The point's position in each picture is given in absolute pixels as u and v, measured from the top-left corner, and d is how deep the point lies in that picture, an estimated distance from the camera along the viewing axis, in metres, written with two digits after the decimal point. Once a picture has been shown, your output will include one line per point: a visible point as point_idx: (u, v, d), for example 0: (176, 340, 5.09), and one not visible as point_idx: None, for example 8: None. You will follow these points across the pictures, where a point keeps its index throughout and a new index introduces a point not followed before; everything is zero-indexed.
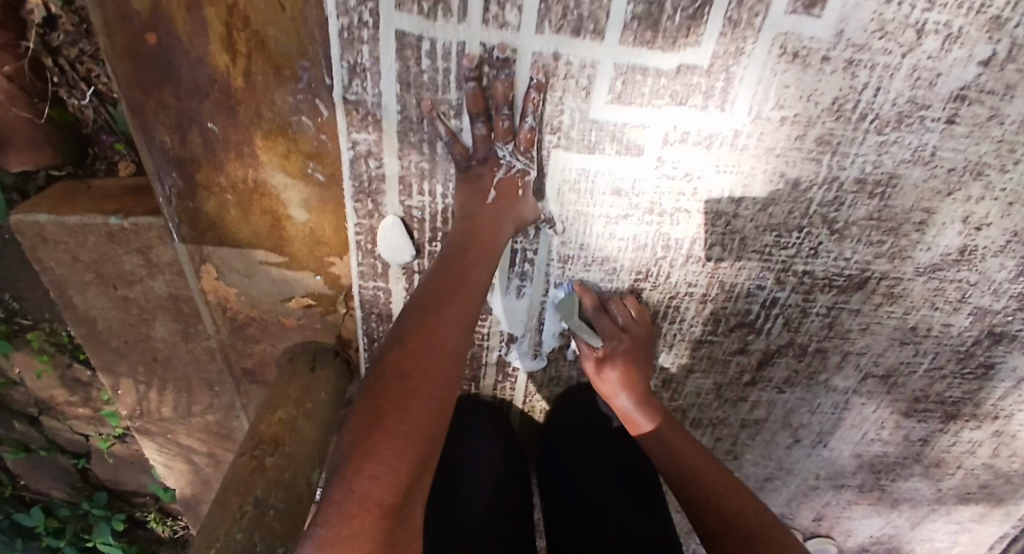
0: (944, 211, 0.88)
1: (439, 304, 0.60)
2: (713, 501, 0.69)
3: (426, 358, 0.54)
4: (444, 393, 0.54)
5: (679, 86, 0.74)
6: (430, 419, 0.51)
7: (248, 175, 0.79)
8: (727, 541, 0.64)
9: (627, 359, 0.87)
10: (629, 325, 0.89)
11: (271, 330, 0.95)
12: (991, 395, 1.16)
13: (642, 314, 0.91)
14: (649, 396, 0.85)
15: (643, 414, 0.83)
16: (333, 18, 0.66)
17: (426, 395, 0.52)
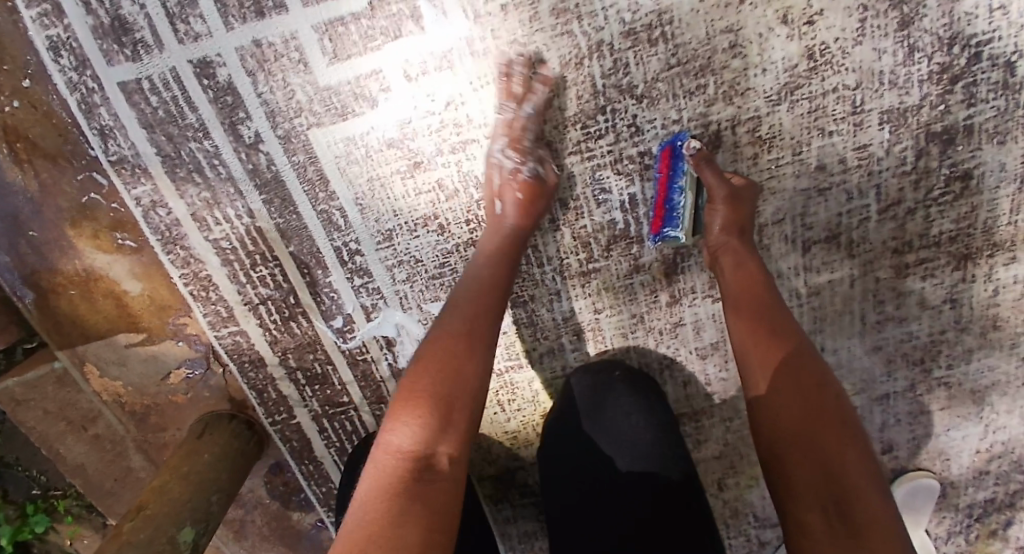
0: (750, 22, 0.77)
1: (466, 310, 0.68)
2: (811, 412, 0.61)
3: (462, 326, 0.66)
4: (482, 347, 0.64)
5: (384, 20, 0.74)
6: (469, 362, 0.62)
7: (78, 267, 0.87)
8: (816, 490, 0.56)
9: (733, 222, 0.78)
10: (741, 190, 0.79)
11: (170, 412, 0.96)
12: (999, 212, 0.93)
13: (757, 264, 0.77)
14: (767, 295, 0.74)
15: (743, 332, 0.72)
16: (69, 94, 0.76)
17: (470, 362, 0.62)
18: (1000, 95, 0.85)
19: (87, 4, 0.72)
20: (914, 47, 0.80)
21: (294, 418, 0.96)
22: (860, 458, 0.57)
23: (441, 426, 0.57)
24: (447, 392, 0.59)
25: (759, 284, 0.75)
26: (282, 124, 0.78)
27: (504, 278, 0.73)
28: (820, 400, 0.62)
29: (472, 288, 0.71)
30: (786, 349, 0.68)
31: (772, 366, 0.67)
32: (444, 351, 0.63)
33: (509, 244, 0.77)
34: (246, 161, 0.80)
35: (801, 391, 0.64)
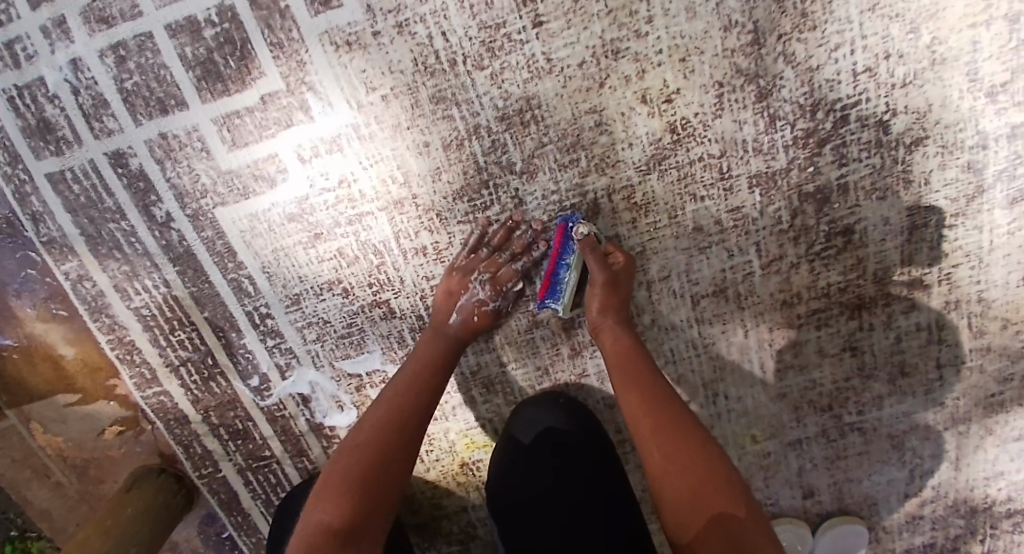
0: (612, 103, 0.84)
1: (382, 417, 0.79)
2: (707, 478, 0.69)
3: (385, 430, 0.77)
4: (394, 460, 0.74)
5: (276, 112, 0.83)
6: (393, 467, 0.74)
7: (20, 334, 0.95)
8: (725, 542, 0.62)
9: (609, 303, 0.87)
10: (619, 271, 0.87)
11: (105, 467, 1.03)
12: (889, 263, 0.96)
13: (631, 339, 0.86)
14: (648, 373, 0.82)
15: (636, 406, 0.79)
16: (4, 185, 0.86)
17: (392, 465, 0.74)
18: (874, 154, 0.89)
19: (16, 109, 0.84)
20: (775, 117, 0.87)
21: (220, 471, 1.03)
22: (752, 512, 0.66)
23: (361, 514, 0.68)
24: (368, 488, 0.71)
25: (638, 361, 0.83)
26: (190, 204, 0.87)
27: (432, 379, 0.84)
28: (708, 469, 0.70)
29: (399, 383, 0.83)
30: (680, 423, 0.75)
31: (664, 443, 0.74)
32: (371, 449, 0.74)
33: (442, 349, 0.87)
34: (159, 237, 0.88)
35: (696, 459, 0.71)
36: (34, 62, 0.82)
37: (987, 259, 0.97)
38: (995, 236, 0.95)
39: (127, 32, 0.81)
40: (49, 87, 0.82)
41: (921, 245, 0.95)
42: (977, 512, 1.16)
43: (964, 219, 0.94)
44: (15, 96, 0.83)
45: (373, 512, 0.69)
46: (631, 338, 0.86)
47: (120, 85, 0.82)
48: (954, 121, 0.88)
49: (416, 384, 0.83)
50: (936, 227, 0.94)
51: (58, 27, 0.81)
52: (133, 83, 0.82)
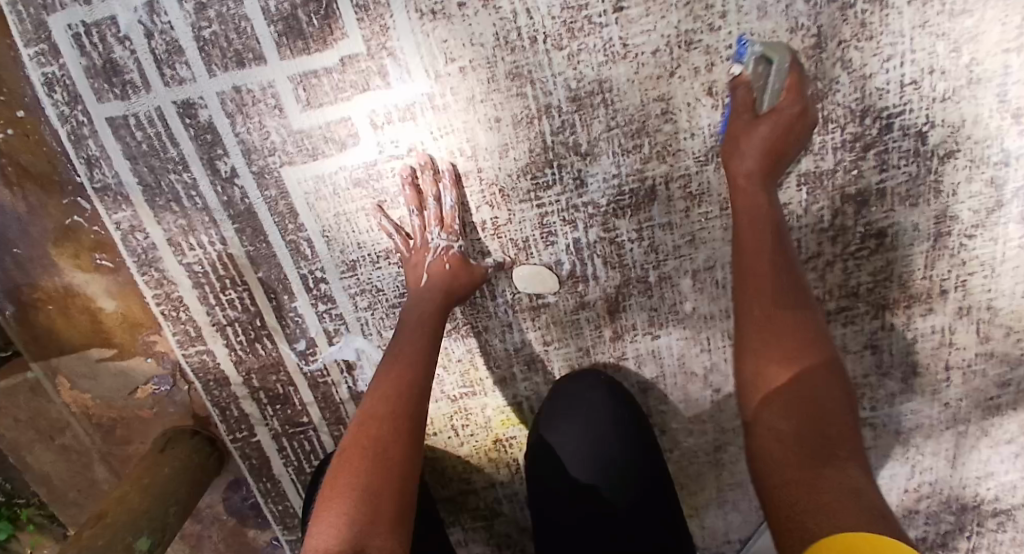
0: (679, 93, 0.87)
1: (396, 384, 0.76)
2: (798, 376, 0.67)
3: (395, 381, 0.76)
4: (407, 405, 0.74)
5: (354, 75, 0.83)
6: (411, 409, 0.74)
7: (57, 284, 0.91)
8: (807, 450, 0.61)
9: (765, 166, 0.80)
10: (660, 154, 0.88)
11: (134, 426, 1.01)
12: (913, 267, 1.03)
13: (800, 104, 0.80)
14: (784, 266, 0.74)
15: (766, 276, 0.73)
16: (60, 125, 0.83)
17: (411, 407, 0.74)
18: (911, 163, 0.95)
19: (81, 47, 0.80)
20: (827, 119, 0.92)
21: (255, 436, 1.02)
22: (865, 462, 0.60)
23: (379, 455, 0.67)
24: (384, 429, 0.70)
25: (771, 264, 0.74)
26: (257, 161, 0.86)
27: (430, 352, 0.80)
28: (820, 387, 0.66)
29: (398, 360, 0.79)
30: (801, 322, 0.70)
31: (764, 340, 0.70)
32: (384, 408, 0.73)
33: (431, 310, 0.85)
34: (221, 193, 0.87)
35: (799, 339, 0.69)
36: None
37: (1000, 270, 1.05)
38: (1013, 248, 1.03)
39: None
40: (120, 27, 0.79)
41: (946, 252, 1.02)
42: (967, 510, 1.26)
43: (988, 229, 1.02)
44: (80, 33, 0.79)
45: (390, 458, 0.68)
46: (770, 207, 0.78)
47: (198, 33, 0.80)
48: (984, 138, 0.95)
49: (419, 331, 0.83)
50: (961, 236, 1.01)
51: None
52: (212, 32, 0.80)
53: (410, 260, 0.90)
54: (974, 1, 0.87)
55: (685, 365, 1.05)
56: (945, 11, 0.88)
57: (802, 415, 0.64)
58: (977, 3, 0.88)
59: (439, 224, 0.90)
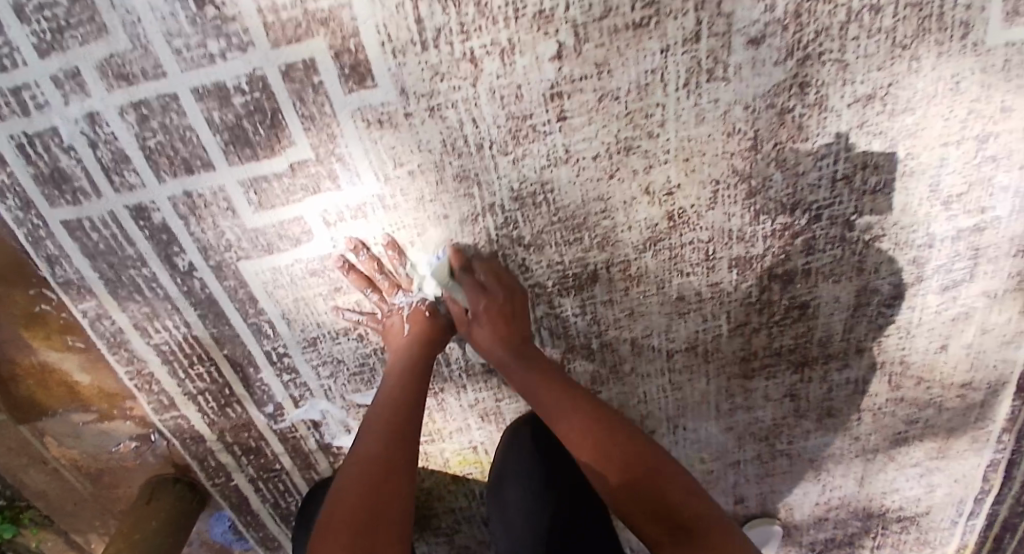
0: (618, 192, 0.91)
1: (381, 436, 0.81)
2: (638, 478, 0.79)
3: (391, 424, 0.83)
4: (403, 450, 0.81)
5: (304, 179, 0.85)
6: (406, 452, 0.81)
7: (31, 361, 0.97)
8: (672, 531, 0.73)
9: None
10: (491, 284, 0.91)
11: (120, 473, 1.11)
12: (835, 331, 1.12)
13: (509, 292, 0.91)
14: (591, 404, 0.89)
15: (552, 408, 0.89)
16: (15, 227, 0.86)
17: (405, 449, 0.81)
18: (837, 247, 1.01)
19: (26, 156, 0.81)
20: (760, 211, 0.95)
21: (232, 480, 1.12)
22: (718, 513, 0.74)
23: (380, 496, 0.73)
24: (379, 471, 0.76)
25: (549, 377, 0.91)
26: (214, 257, 0.90)
27: (414, 396, 0.87)
28: (671, 482, 0.78)
29: (383, 410, 0.85)
30: (585, 433, 0.85)
31: (630, 485, 0.79)
32: (381, 452, 0.79)
33: (414, 358, 0.92)
34: (181, 284, 0.91)
35: (627, 452, 0.83)
36: (45, 111, 0.78)
37: (916, 332, 1.13)
38: (931, 314, 1.11)
39: (149, 92, 0.77)
40: (63, 137, 0.80)
41: (867, 318, 1.11)
42: (872, 516, 1.44)
43: (908, 299, 1.09)
44: (23, 142, 0.80)
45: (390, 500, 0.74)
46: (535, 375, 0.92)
47: (144, 143, 0.81)
48: (912, 224, 0.99)
49: (410, 380, 0.89)
50: (882, 305, 1.09)
51: (71, 78, 0.76)
52: (157, 142, 0.81)
53: (388, 317, 0.96)
54: (916, 102, 0.86)
55: (624, 413, 1.17)
56: (885, 112, 0.87)
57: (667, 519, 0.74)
58: (919, 102, 0.86)
59: (372, 289, 0.94)
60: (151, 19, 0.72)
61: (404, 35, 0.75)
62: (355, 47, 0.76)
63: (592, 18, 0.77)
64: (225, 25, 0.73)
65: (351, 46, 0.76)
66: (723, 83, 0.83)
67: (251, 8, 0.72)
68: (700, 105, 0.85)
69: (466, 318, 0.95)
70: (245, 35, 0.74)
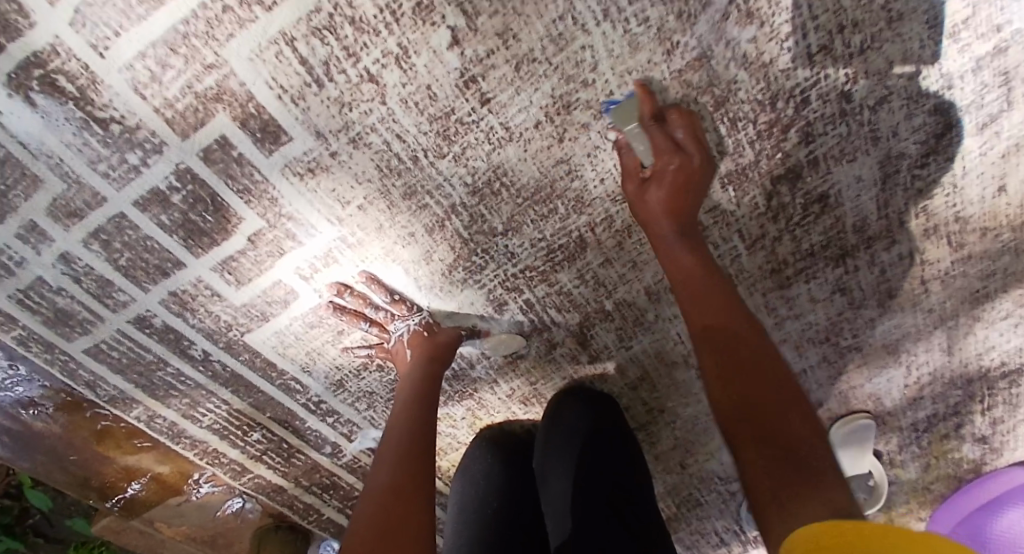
0: (573, 153, 0.85)
1: (392, 459, 0.77)
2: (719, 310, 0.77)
3: (401, 444, 0.79)
4: (419, 461, 0.77)
5: (267, 247, 0.87)
6: (426, 466, 0.77)
7: (117, 466, 1.09)
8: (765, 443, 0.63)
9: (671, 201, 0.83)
10: (442, 348, 0.96)
11: (230, 533, 1.24)
12: (868, 212, 1.00)
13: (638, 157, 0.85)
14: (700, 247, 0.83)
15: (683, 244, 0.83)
16: (51, 366, 0.96)
17: (423, 463, 0.77)
18: (838, 124, 0.88)
19: (29, 306, 0.89)
20: (737, 119, 0.86)
21: (324, 513, 1.22)
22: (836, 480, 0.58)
23: (398, 511, 0.69)
24: (395, 487, 0.72)
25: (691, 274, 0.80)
26: (221, 338, 0.95)
27: (423, 416, 0.84)
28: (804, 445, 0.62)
29: (394, 435, 0.82)
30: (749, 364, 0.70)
31: (772, 492, 0.59)
32: (399, 468, 0.75)
33: (416, 383, 0.91)
34: (204, 369, 0.98)
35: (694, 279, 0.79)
36: (25, 265, 0.85)
37: (965, 184, 0.98)
38: (974, 162, 0.95)
39: (100, 219, 0.81)
40: (50, 281, 0.87)
41: (898, 188, 0.97)
42: (976, 381, 1.32)
43: (942, 153, 0.94)
44: (20, 297, 0.88)
45: (415, 514, 0.69)
46: (687, 252, 0.82)
47: (116, 263, 0.85)
48: (915, 73, 0.84)
49: (416, 405, 0.87)
50: (912, 169, 0.95)
51: (32, 231, 0.82)
52: (127, 258, 0.85)
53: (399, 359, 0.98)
54: None
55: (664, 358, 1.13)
56: None
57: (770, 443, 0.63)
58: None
59: (368, 320, 0.97)
60: (71, 155, 0.75)
61: (297, 82, 0.73)
62: (257, 110, 0.74)
63: None
64: (134, 136, 0.74)
65: (252, 110, 0.74)
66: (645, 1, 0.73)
67: (147, 110, 0.72)
68: (630, 32, 0.75)
69: (643, 175, 0.85)
70: (155, 137, 0.75)
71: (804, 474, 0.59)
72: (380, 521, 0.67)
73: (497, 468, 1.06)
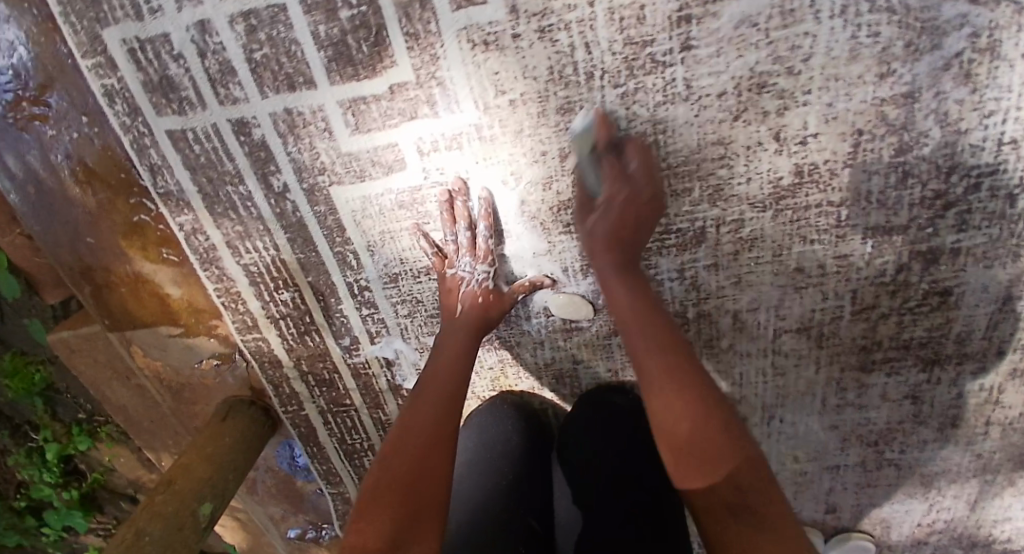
0: (741, 137, 0.82)
1: (433, 396, 0.76)
2: (690, 387, 0.68)
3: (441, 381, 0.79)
4: (457, 403, 0.76)
5: (402, 103, 0.82)
6: (460, 412, 0.76)
7: (127, 270, 1.00)
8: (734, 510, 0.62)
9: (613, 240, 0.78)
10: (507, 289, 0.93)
11: (201, 390, 1.14)
12: (973, 326, 0.97)
13: (651, 188, 0.78)
14: (644, 307, 0.74)
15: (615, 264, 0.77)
16: (123, 135, 0.87)
17: (456, 409, 0.76)
18: (994, 225, 0.87)
19: (137, 62, 0.82)
20: (909, 174, 0.84)
21: (304, 410, 1.13)
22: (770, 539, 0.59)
23: (430, 460, 0.69)
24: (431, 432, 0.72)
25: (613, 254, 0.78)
26: (307, 179, 0.88)
27: (465, 354, 0.83)
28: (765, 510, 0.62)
29: (435, 369, 0.81)
30: (703, 436, 0.66)
31: (722, 508, 0.63)
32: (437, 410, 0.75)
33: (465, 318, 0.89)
34: (274, 205, 0.91)
35: (635, 315, 0.74)
36: (158, 17, 0.78)
37: None
38: None
39: (260, 2, 0.75)
40: (173, 44, 0.80)
41: (1009, 315, 0.95)
42: (980, 546, 1.28)
43: None
44: (135, 48, 0.80)
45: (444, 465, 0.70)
46: (636, 299, 0.75)
47: (250, 55, 0.79)
48: None
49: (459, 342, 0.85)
50: None
51: None
52: (263, 54, 0.79)
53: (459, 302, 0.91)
54: None
55: (713, 395, 1.06)
56: None
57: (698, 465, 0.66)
58: None
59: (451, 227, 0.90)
60: None
61: None
62: None
63: None
64: None
65: None
66: (883, 18, 0.73)
67: None
68: (853, 41, 0.75)
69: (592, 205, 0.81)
70: None
71: (738, 515, 0.62)
72: (413, 472, 0.68)
73: (518, 443, 0.98)
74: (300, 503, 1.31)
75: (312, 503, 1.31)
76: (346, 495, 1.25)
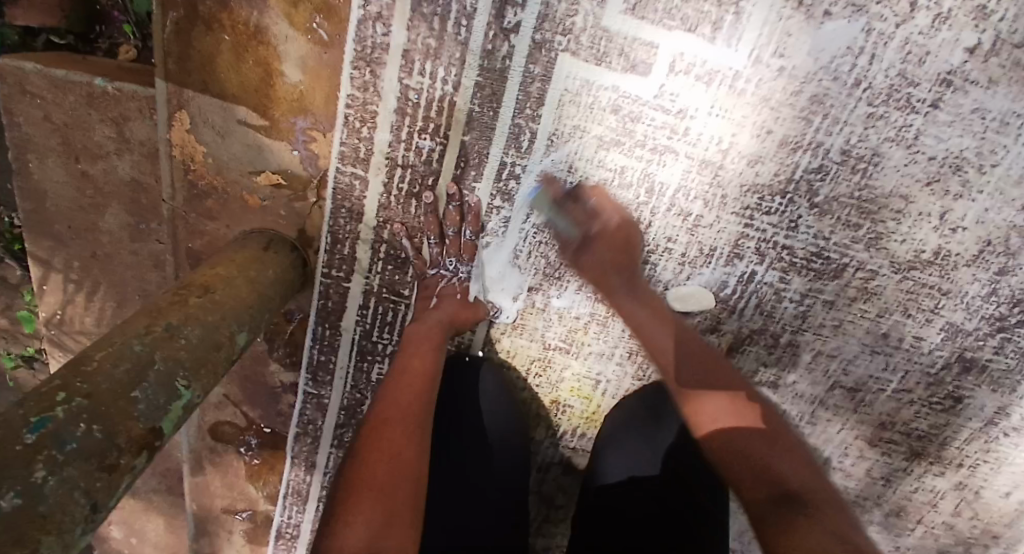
0: (921, 202, 0.89)
1: (395, 391, 0.80)
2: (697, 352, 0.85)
3: (409, 379, 0.81)
4: (414, 398, 0.80)
5: (691, 11, 0.78)
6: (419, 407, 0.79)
7: (252, 19, 0.78)
8: (778, 499, 0.72)
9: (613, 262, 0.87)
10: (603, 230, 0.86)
11: (232, 208, 0.89)
12: (955, 435, 1.11)
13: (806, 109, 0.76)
14: (661, 318, 0.87)
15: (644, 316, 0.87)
16: None
17: (416, 404, 0.79)
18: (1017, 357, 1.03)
19: None
20: (995, 291, 0.96)
21: (348, 282, 0.94)
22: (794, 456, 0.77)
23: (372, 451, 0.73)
24: (384, 422, 0.76)
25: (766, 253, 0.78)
26: (544, 31, 0.78)
27: (430, 361, 0.84)
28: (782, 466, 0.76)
29: (405, 366, 0.83)
30: (742, 442, 0.77)
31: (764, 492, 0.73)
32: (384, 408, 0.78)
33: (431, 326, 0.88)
34: (490, 40, 0.79)
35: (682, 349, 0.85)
36: None
37: (1000, 470, 1.13)
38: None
39: None
40: None
41: (982, 438, 1.11)
42: None
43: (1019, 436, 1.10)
44: None
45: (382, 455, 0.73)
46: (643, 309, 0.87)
47: None
48: None
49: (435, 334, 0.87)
50: (1000, 432, 1.10)
51: None
52: None
53: (568, 208, 0.87)
54: None
55: None
56: None
57: (774, 488, 0.73)
58: None
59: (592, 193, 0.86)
60: None
61: None
62: None
63: (1011, 41, 0.80)
64: None
65: None
66: None
67: None
68: None
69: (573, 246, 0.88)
70: None
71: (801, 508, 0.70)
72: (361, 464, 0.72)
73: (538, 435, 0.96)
74: (255, 391, 1.06)
75: (268, 397, 1.06)
76: (322, 401, 1.04)
